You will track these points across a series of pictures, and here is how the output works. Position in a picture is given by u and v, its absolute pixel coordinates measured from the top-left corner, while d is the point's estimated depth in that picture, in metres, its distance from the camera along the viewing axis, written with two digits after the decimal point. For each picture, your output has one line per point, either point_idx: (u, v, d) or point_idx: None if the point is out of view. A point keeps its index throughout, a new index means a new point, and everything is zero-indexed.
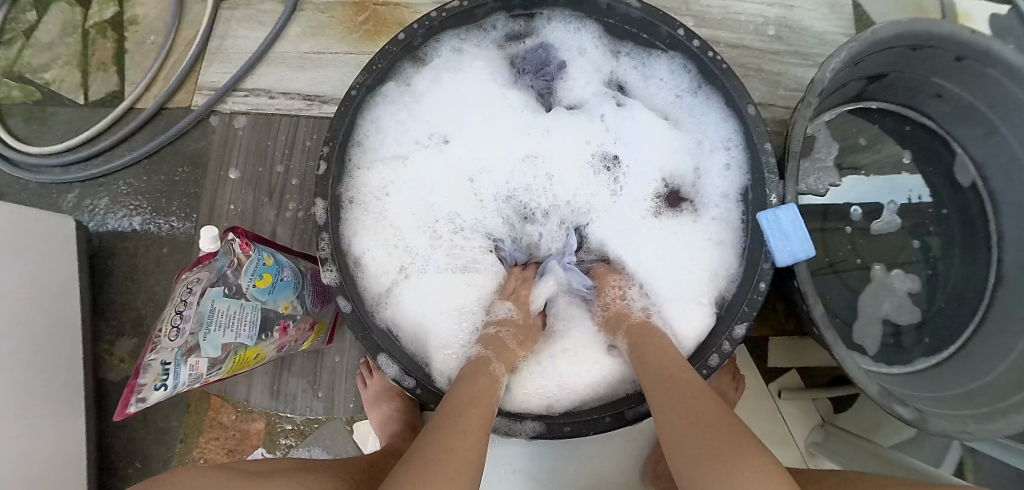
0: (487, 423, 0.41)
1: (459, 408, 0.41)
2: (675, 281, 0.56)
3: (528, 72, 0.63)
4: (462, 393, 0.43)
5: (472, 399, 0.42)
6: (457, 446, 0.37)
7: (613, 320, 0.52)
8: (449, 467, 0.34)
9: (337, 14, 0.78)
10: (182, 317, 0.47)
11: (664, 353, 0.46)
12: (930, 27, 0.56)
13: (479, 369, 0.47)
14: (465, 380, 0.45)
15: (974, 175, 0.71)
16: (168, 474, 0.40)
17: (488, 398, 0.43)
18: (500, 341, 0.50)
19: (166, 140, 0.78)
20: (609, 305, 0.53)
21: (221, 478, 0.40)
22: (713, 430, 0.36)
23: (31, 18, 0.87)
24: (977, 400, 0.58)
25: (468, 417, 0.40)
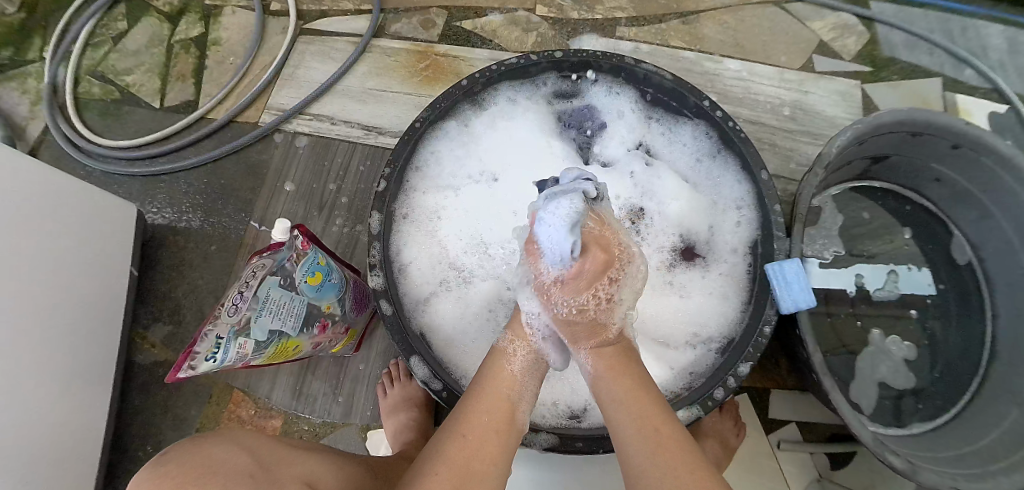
0: (495, 416, 0.44)
1: (468, 406, 0.44)
2: (673, 323, 0.64)
3: (572, 126, 0.72)
4: (476, 385, 0.46)
5: (479, 389, 0.45)
6: (457, 452, 0.40)
7: (590, 331, 0.50)
8: (446, 477, 0.38)
9: (402, 59, 0.88)
10: (242, 297, 0.52)
11: (639, 398, 0.44)
12: (927, 116, 0.64)
13: (495, 358, 0.49)
14: (483, 369, 0.48)
15: (971, 255, 0.77)
16: (226, 430, 0.41)
17: (504, 388, 0.46)
18: (517, 320, 0.52)
19: (231, 149, 0.85)
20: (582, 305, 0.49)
21: (272, 446, 0.43)
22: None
23: (122, 27, 0.98)
24: (968, 462, 0.62)
25: (475, 418, 0.43)
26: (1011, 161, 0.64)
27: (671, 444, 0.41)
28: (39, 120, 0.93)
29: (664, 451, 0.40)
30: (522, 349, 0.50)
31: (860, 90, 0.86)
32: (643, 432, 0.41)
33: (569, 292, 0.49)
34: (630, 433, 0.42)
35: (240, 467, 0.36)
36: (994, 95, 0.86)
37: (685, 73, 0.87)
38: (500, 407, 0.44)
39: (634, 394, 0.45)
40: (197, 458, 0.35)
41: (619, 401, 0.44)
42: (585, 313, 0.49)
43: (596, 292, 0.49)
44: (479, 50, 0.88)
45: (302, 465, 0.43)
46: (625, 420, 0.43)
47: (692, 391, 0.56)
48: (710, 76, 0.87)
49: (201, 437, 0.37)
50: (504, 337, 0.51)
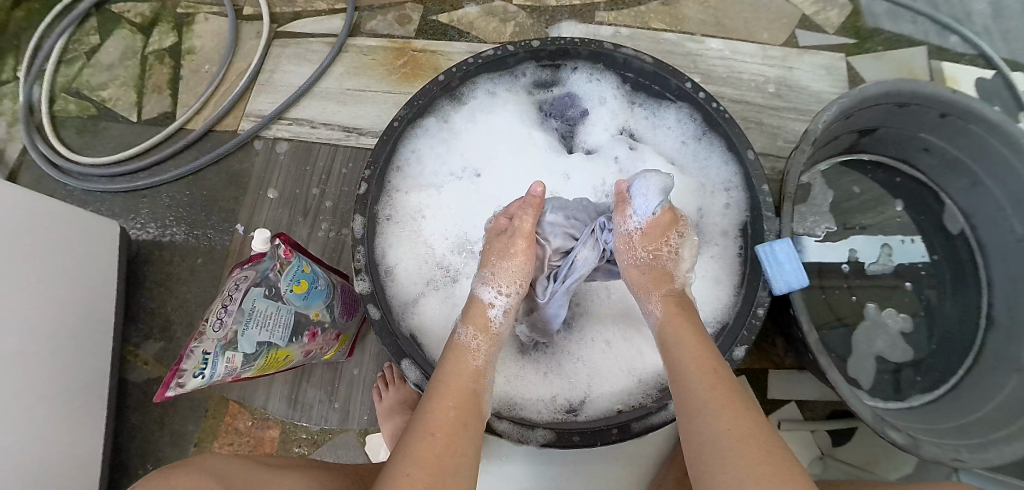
0: (461, 412, 0.42)
1: (431, 402, 0.43)
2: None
3: (554, 115, 0.71)
4: (437, 381, 0.45)
5: (442, 384, 0.44)
6: (427, 450, 0.38)
7: (654, 278, 0.52)
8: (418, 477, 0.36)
9: (379, 57, 0.87)
10: (226, 310, 0.51)
11: (700, 341, 0.45)
12: (912, 87, 0.63)
13: (451, 347, 0.48)
14: (441, 366, 0.47)
15: (963, 224, 0.77)
16: (200, 457, 0.45)
17: (461, 382, 0.45)
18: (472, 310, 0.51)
19: (212, 159, 0.84)
20: (653, 254, 0.52)
21: (245, 467, 0.45)
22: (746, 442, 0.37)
23: (94, 42, 0.96)
24: (969, 431, 0.62)
25: (438, 414, 0.41)
26: (999, 127, 0.63)
27: (725, 384, 0.41)
28: (16, 142, 0.91)
29: (714, 392, 0.41)
30: (483, 341, 0.49)
31: (844, 63, 0.85)
32: (701, 371, 0.42)
33: (646, 243, 0.52)
34: (688, 370, 0.43)
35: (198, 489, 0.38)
36: (979, 61, 0.85)
37: (666, 56, 0.86)
38: (460, 400, 0.43)
39: (693, 338, 0.46)
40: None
41: (680, 341, 0.46)
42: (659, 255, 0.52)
43: (664, 243, 0.52)
44: (457, 44, 0.87)
45: (279, 479, 0.44)
46: (684, 359, 0.44)
47: None
48: (692, 57, 0.86)
49: (168, 470, 0.41)
50: (461, 328, 0.50)
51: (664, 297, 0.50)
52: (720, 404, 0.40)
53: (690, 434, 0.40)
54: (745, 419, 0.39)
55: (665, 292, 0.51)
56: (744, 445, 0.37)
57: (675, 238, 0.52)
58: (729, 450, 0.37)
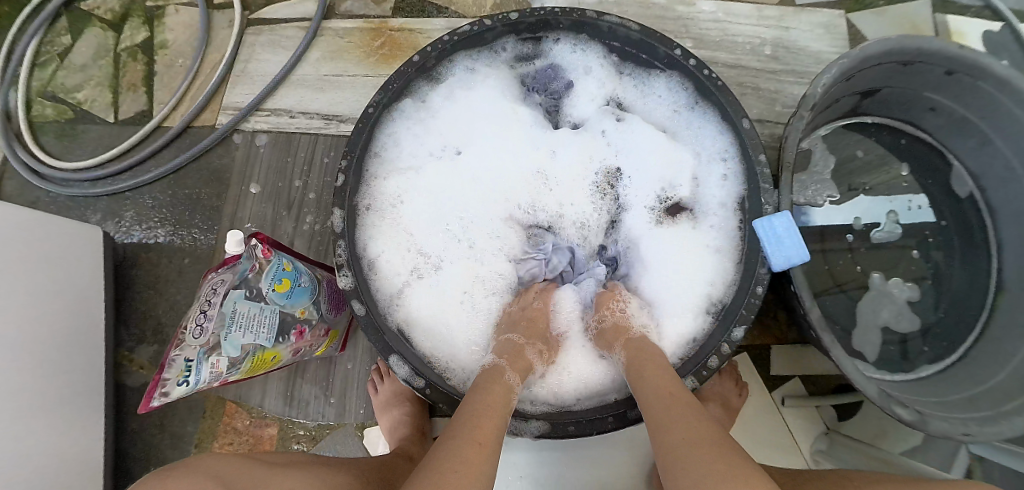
0: (499, 432, 0.40)
1: (470, 419, 0.40)
2: (669, 286, 0.59)
3: (537, 89, 0.67)
4: (475, 402, 0.43)
5: (484, 407, 0.42)
6: (475, 455, 0.36)
7: (614, 332, 0.53)
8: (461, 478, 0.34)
9: (355, 39, 0.84)
10: (205, 317, 0.50)
11: (660, 372, 0.45)
12: (919, 43, 0.59)
13: (493, 378, 0.46)
14: (482, 388, 0.44)
15: (971, 187, 0.73)
16: (195, 459, 0.41)
17: (501, 406, 0.43)
18: (515, 353, 0.50)
19: (191, 157, 0.82)
20: (607, 318, 0.54)
21: (246, 467, 0.42)
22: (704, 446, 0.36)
23: (66, 42, 0.93)
24: (980, 403, 0.60)
25: (485, 426, 0.40)
26: (1011, 83, 0.59)
27: (683, 405, 0.41)
28: None
29: (675, 410, 0.40)
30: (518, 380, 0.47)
31: (844, 20, 0.81)
32: (663, 396, 0.42)
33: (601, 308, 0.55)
34: (650, 398, 0.43)
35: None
36: (988, 12, 0.80)
37: (656, 21, 0.81)
38: (502, 422, 0.41)
39: (655, 370, 0.46)
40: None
41: (641, 373, 0.46)
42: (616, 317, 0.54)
43: (614, 306, 0.55)
44: (436, 20, 0.83)
45: (286, 478, 0.42)
46: (646, 388, 0.44)
47: (684, 361, 0.53)
48: (683, 21, 0.81)
49: (164, 473, 0.36)
50: (511, 371, 0.47)
51: (626, 345, 0.51)
52: (677, 420, 0.39)
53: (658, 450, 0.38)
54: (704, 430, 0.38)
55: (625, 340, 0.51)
56: (695, 449, 0.36)
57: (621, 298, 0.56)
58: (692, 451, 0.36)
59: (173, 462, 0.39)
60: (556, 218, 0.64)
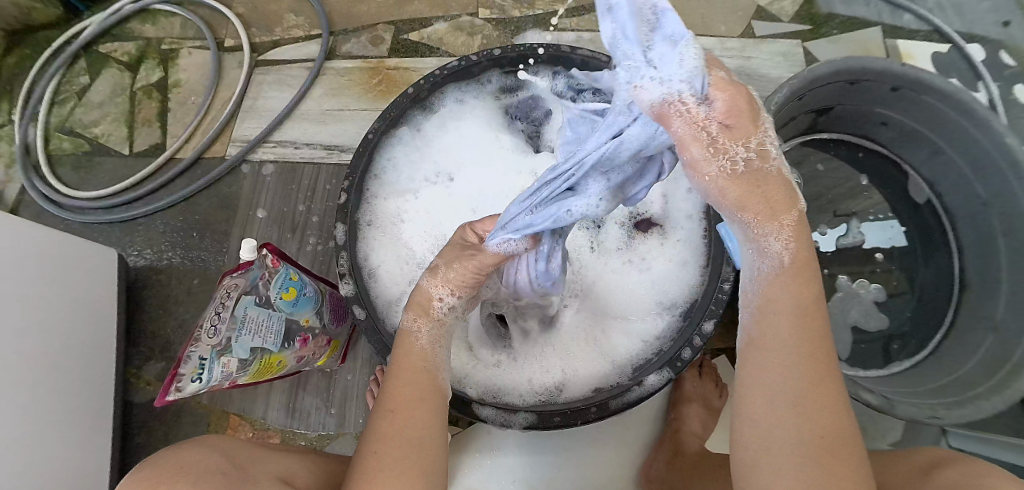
0: (418, 386, 0.44)
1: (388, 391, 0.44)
2: (637, 296, 0.63)
3: (520, 117, 0.75)
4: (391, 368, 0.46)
5: (396, 369, 0.45)
6: (388, 428, 0.41)
7: (763, 192, 0.38)
8: (386, 455, 0.40)
9: (355, 77, 0.92)
10: (219, 318, 0.53)
11: (806, 318, 0.39)
12: (861, 63, 0.67)
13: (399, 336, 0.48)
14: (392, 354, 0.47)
15: (928, 193, 0.80)
16: (201, 438, 0.46)
17: (413, 362, 0.45)
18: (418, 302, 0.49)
19: (202, 185, 0.88)
20: (749, 157, 0.36)
21: (247, 446, 0.47)
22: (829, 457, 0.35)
23: (84, 82, 1.00)
24: (948, 391, 0.64)
25: (395, 393, 0.43)
26: (953, 96, 0.66)
27: (821, 383, 0.37)
28: (14, 182, 0.95)
29: (818, 393, 0.37)
30: (426, 325, 0.47)
31: (800, 48, 0.89)
32: (810, 366, 0.37)
33: (737, 138, 0.36)
34: (789, 351, 0.37)
35: (210, 466, 0.40)
36: (934, 36, 0.89)
37: None
38: (413, 377, 0.44)
39: (805, 308, 0.39)
40: (166, 466, 0.39)
41: (789, 313, 0.38)
42: (767, 166, 0.38)
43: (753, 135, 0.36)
44: (428, 59, 0.92)
45: (282, 459, 0.48)
46: (790, 339, 0.38)
47: (661, 356, 0.56)
48: None
49: (175, 448, 0.42)
50: (405, 313, 0.49)
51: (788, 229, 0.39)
52: (812, 406, 0.36)
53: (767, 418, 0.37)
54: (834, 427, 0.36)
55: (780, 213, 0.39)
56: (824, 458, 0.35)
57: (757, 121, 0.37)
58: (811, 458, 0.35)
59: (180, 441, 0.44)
60: None
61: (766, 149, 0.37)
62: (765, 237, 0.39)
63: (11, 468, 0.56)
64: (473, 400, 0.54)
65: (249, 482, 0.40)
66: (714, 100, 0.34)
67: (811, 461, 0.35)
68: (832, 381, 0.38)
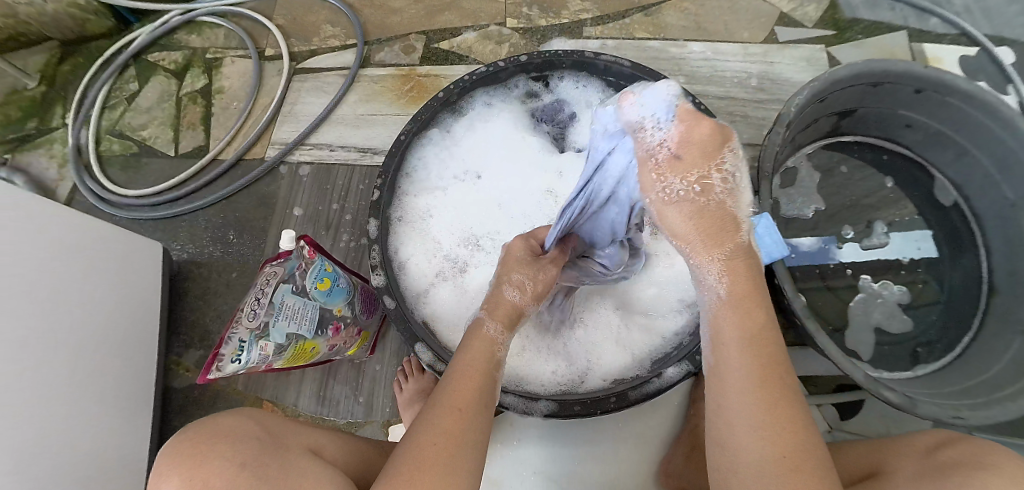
0: (482, 391, 0.44)
1: (453, 386, 0.43)
2: (658, 291, 0.64)
3: (545, 121, 0.77)
4: (460, 365, 0.46)
5: (466, 368, 0.45)
6: (452, 423, 0.40)
7: (704, 228, 0.42)
8: (444, 447, 0.39)
9: (388, 84, 0.96)
10: (259, 303, 0.57)
11: (754, 342, 0.40)
12: (884, 65, 0.67)
13: (475, 331, 0.48)
14: (463, 350, 0.47)
15: (955, 196, 0.79)
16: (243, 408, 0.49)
17: (483, 366, 0.46)
18: (495, 301, 0.51)
19: (242, 185, 0.93)
20: (687, 195, 0.41)
21: (280, 418, 0.50)
22: (790, 473, 0.35)
23: (133, 88, 1.07)
24: (976, 394, 0.63)
25: (462, 390, 0.43)
26: (977, 97, 0.67)
27: (777, 401, 0.38)
28: (67, 181, 1.02)
29: (771, 411, 0.37)
30: (504, 335, 0.49)
31: (824, 53, 0.90)
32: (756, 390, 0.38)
33: (680, 171, 0.40)
34: (735, 375, 0.39)
35: (247, 431, 0.43)
36: (962, 39, 0.89)
37: (652, 62, 0.91)
38: (481, 381, 0.44)
39: (749, 338, 0.40)
40: (208, 426, 0.43)
41: (735, 342, 0.41)
42: (707, 200, 0.41)
43: (690, 172, 0.40)
44: (458, 67, 0.95)
45: (311, 431, 0.51)
46: (732, 369, 0.40)
47: (681, 348, 0.57)
48: (676, 60, 0.91)
49: (217, 414, 0.45)
50: (489, 320, 0.49)
51: (725, 257, 0.42)
52: (766, 424, 0.37)
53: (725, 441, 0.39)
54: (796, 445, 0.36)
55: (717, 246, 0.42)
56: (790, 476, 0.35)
57: (712, 157, 0.40)
58: (766, 475, 0.35)
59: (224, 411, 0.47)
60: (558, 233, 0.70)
61: (708, 183, 0.41)
62: (702, 271, 0.43)
63: (51, 442, 0.61)
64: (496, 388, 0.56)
65: (283, 449, 0.44)
66: (672, 131, 0.39)
67: (777, 479, 0.35)
68: (788, 398, 0.38)
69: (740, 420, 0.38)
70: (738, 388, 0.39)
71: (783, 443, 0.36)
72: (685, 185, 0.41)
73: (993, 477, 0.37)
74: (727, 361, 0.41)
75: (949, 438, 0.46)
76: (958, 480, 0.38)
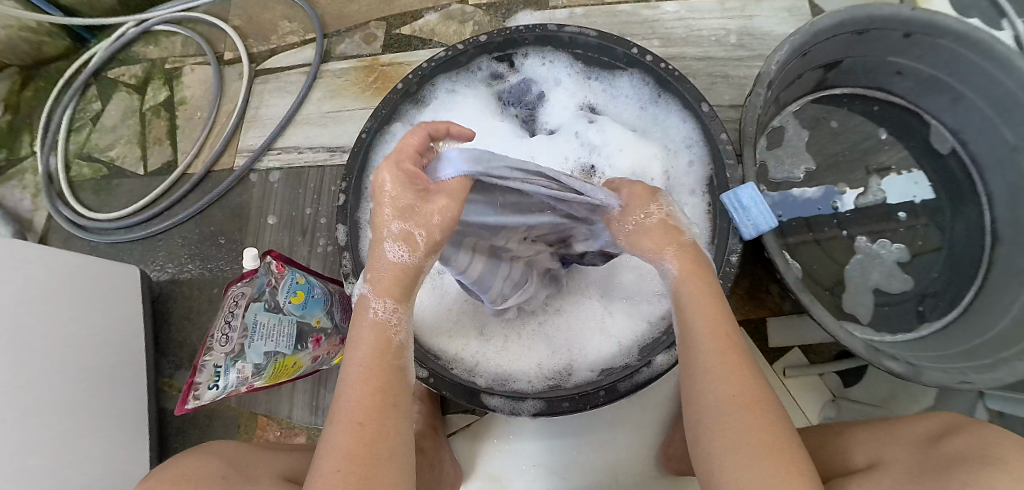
0: (389, 390, 0.40)
1: (354, 392, 0.39)
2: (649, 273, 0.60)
3: (512, 103, 0.73)
4: (354, 364, 0.41)
5: (362, 368, 0.40)
6: (356, 442, 0.37)
7: (660, 235, 0.46)
8: (351, 471, 0.36)
9: (352, 77, 0.92)
10: (230, 326, 0.57)
11: (712, 304, 0.43)
12: (870, 12, 0.63)
13: (359, 317, 0.42)
14: (352, 344, 0.42)
15: (952, 142, 0.75)
16: (211, 444, 0.51)
17: (382, 359, 0.41)
18: (376, 271, 0.42)
19: (215, 197, 0.90)
20: (638, 225, 0.47)
21: (255, 449, 0.51)
22: (748, 411, 0.38)
23: (97, 108, 1.03)
24: (983, 354, 0.61)
25: (359, 399, 0.39)
26: (971, 36, 0.63)
27: (734, 351, 0.40)
28: (42, 210, 0.99)
29: (729, 361, 0.40)
30: (397, 310, 0.42)
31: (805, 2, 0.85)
32: (717, 343, 0.41)
33: (629, 214, 0.47)
34: (697, 332, 0.42)
35: (212, 471, 0.44)
36: None
37: (623, 27, 0.87)
38: (383, 377, 0.40)
39: (706, 301, 0.43)
40: (173, 471, 0.44)
41: (691, 304, 0.43)
42: (651, 220, 0.47)
43: (647, 210, 0.47)
44: (421, 52, 0.91)
45: (287, 456, 0.51)
46: (695, 321, 0.42)
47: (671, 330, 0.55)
48: (649, 23, 0.86)
49: (178, 457, 0.47)
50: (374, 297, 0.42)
51: (679, 254, 0.45)
52: (724, 372, 0.39)
53: (689, 390, 0.41)
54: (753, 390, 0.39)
55: (676, 247, 0.45)
56: (747, 415, 0.37)
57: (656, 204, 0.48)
58: (731, 416, 0.38)
59: (196, 446, 0.50)
60: None
61: (650, 213, 0.47)
62: (664, 267, 0.45)
63: (51, 480, 0.60)
64: (482, 390, 0.54)
65: (251, 481, 0.45)
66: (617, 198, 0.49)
67: (741, 419, 0.37)
68: (738, 348, 0.41)
69: (705, 371, 0.40)
70: (702, 341, 0.41)
71: (743, 386, 0.39)
72: (631, 219, 0.47)
73: (998, 473, 0.35)
74: (685, 320, 0.43)
75: (953, 425, 0.44)
76: (963, 473, 0.36)
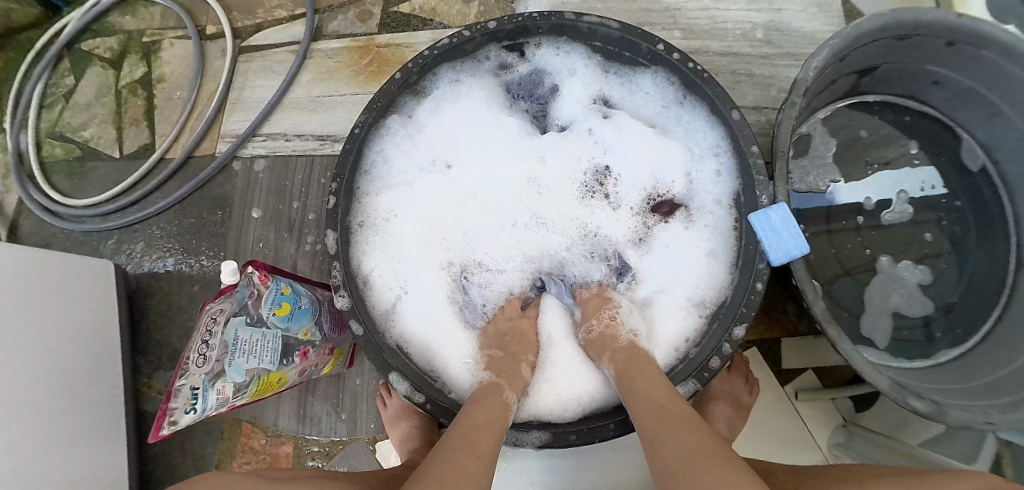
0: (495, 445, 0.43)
1: (471, 432, 0.43)
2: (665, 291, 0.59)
3: (522, 97, 0.68)
4: (470, 415, 0.46)
5: (483, 419, 0.45)
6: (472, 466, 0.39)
7: (600, 343, 0.53)
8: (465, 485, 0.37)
9: (344, 58, 0.85)
10: (208, 346, 0.51)
11: (649, 380, 0.46)
12: (916, 16, 0.57)
13: (492, 393, 0.49)
14: (478, 402, 0.48)
15: (983, 160, 0.71)
16: (203, 477, 0.41)
17: (496, 421, 0.46)
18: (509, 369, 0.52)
19: (195, 186, 0.84)
20: (593, 330, 0.54)
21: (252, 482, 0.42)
22: (688, 456, 0.37)
23: (70, 83, 0.95)
24: (1006, 390, 0.57)
25: (481, 439, 0.42)
26: (1017, 50, 0.57)
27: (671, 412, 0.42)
28: (13, 193, 0.93)
29: (666, 420, 0.41)
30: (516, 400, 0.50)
31: None
32: (658, 410, 0.42)
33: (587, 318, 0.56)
34: (637, 405, 0.44)
35: None
36: None
37: (641, 14, 0.80)
38: (496, 436, 0.44)
39: (646, 381, 0.47)
40: None
41: (629, 384, 0.47)
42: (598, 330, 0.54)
43: (601, 314, 0.55)
44: (421, 33, 0.84)
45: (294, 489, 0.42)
46: (635, 396, 0.45)
47: (684, 362, 0.53)
48: (670, 12, 0.80)
49: None
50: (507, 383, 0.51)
51: (614, 357, 0.51)
52: (662, 429, 0.40)
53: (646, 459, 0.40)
54: (695, 440, 0.38)
55: (613, 351, 0.52)
56: (685, 459, 0.37)
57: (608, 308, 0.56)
58: (673, 466, 0.37)
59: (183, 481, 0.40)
60: (552, 227, 0.62)
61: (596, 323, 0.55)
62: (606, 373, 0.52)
63: None
64: None
65: None
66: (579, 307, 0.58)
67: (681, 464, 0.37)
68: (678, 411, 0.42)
69: (648, 434, 0.41)
70: (643, 410, 0.43)
71: (680, 437, 0.39)
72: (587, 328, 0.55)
73: None
74: (630, 397, 0.46)
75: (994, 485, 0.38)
76: None
